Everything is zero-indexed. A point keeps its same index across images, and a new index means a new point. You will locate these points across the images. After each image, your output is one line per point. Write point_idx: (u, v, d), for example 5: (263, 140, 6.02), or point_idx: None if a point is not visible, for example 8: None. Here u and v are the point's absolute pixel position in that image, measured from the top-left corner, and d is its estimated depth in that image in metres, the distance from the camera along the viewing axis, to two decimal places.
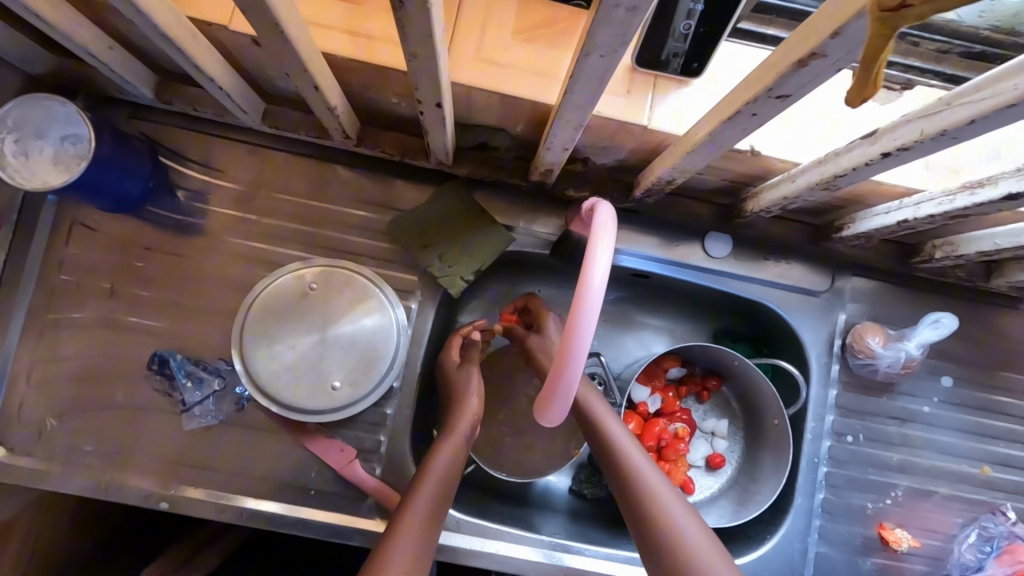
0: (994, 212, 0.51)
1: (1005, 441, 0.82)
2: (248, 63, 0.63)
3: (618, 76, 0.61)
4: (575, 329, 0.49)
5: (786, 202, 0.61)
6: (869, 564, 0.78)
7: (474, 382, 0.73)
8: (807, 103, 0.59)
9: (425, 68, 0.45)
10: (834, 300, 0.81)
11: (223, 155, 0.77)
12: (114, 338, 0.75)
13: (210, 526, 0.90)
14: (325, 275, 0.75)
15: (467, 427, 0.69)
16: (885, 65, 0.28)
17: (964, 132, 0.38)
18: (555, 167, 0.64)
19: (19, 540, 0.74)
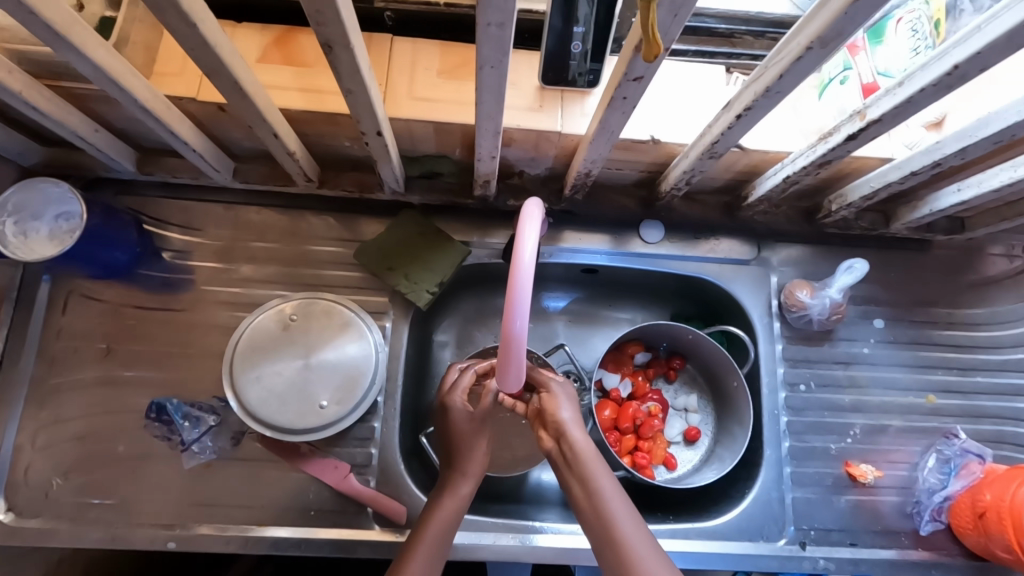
0: (847, 153, 0.61)
1: (942, 369, 0.90)
2: (216, 128, 0.74)
3: (531, 95, 0.72)
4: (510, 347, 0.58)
5: (688, 175, 0.71)
6: (843, 501, 0.84)
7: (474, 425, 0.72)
8: (687, 95, 0.71)
9: (362, 103, 0.55)
10: (764, 265, 0.91)
11: (201, 215, 0.86)
12: (114, 393, 0.80)
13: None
14: (304, 307, 0.82)
15: (472, 482, 0.70)
16: (654, 26, 0.37)
17: (782, 85, 0.48)
18: (491, 178, 0.74)
19: None
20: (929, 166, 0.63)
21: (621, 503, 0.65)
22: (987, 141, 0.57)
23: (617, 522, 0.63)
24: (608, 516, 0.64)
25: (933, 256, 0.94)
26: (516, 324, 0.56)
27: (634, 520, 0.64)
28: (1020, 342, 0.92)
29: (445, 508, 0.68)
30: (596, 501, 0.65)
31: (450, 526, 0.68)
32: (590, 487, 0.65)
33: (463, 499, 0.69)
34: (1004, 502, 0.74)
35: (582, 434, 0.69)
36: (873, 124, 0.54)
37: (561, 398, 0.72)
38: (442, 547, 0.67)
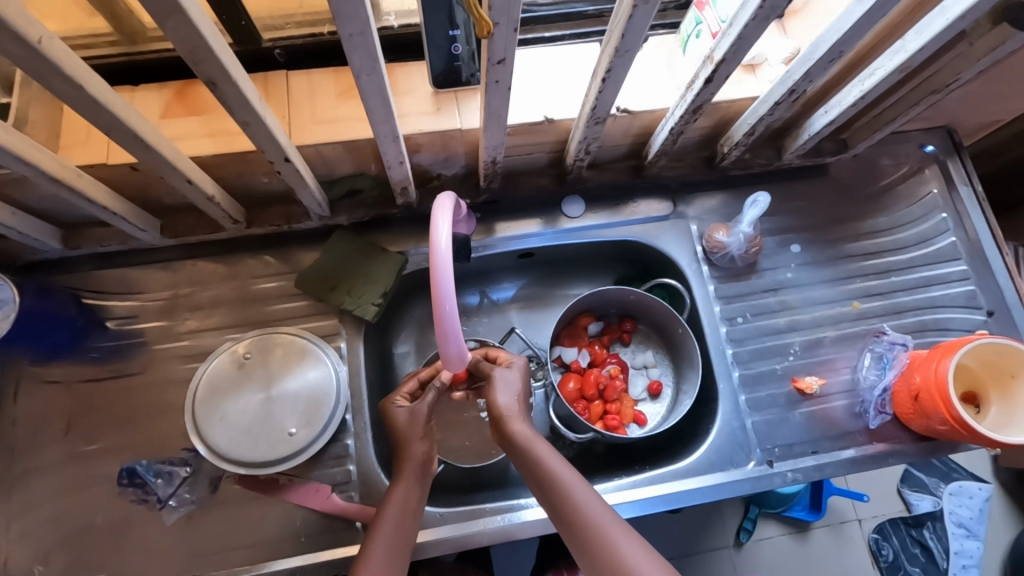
0: (712, 96, 0.67)
1: (860, 277, 0.98)
2: (134, 188, 0.76)
3: (427, 100, 0.77)
4: (451, 359, 0.65)
5: (585, 144, 0.76)
6: (799, 415, 0.90)
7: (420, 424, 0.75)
8: (568, 73, 0.77)
9: (261, 132, 0.59)
10: (683, 218, 0.97)
11: (137, 278, 0.88)
12: (82, 469, 0.80)
13: None
14: (256, 344, 0.84)
15: (418, 468, 0.72)
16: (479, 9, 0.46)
17: (629, 44, 0.54)
18: (408, 182, 0.78)
19: None
20: (786, 94, 0.71)
21: (569, 471, 0.68)
22: (823, 60, 0.64)
23: (571, 493, 0.65)
24: (559, 486, 0.66)
25: (832, 178, 1.02)
26: (448, 331, 0.62)
27: (583, 485, 0.66)
28: (923, 239, 1.00)
29: (399, 497, 0.69)
30: (544, 475, 0.67)
31: (409, 515, 0.69)
32: (535, 462, 0.68)
33: (417, 484, 0.71)
34: (932, 381, 0.80)
35: (523, 417, 0.73)
36: (720, 63, 0.61)
37: (504, 385, 0.75)
38: (403, 537, 0.67)
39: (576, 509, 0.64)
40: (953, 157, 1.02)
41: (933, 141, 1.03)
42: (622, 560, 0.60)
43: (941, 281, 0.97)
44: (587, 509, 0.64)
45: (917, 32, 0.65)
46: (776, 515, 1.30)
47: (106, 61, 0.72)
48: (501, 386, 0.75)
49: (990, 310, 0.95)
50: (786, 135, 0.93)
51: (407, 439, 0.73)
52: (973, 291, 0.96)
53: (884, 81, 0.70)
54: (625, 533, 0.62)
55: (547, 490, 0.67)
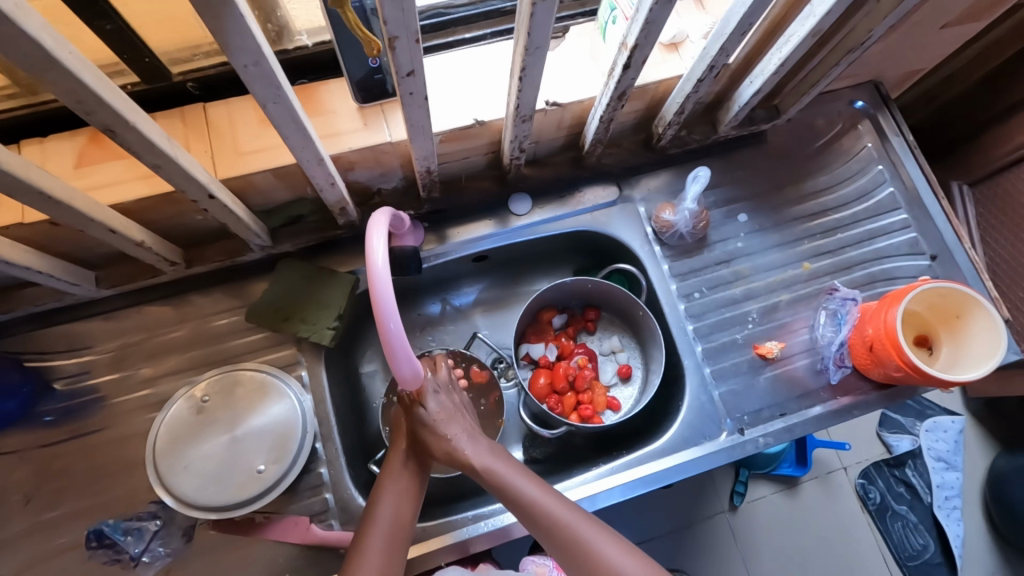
0: (633, 81, 0.68)
1: (808, 238, 1.00)
2: (60, 243, 0.73)
3: (353, 116, 0.76)
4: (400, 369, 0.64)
5: (517, 142, 0.76)
6: (763, 380, 0.91)
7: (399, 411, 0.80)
8: (493, 73, 0.76)
9: (176, 172, 0.57)
10: (630, 201, 0.98)
11: (80, 333, 0.85)
12: (48, 538, 0.78)
13: None
14: (213, 384, 0.82)
15: (403, 459, 0.74)
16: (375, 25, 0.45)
17: (537, 41, 0.54)
18: (345, 202, 0.77)
19: None
20: (707, 70, 0.71)
21: (535, 484, 0.69)
22: (735, 34, 0.65)
23: (544, 505, 0.67)
24: (524, 501, 0.68)
25: (769, 145, 1.04)
26: (393, 346, 0.61)
27: (548, 490, 0.69)
28: (862, 193, 1.03)
29: (390, 496, 0.70)
30: (507, 488, 0.69)
31: (407, 502, 0.70)
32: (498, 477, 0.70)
33: (404, 473, 0.73)
34: (881, 330, 0.83)
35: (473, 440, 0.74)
36: (634, 49, 0.61)
37: (442, 406, 0.76)
38: (399, 534, 0.68)
39: (545, 518, 0.66)
40: (882, 110, 1.04)
41: (862, 96, 1.05)
42: (600, 558, 0.64)
43: (884, 232, 1.00)
44: (557, 513, 0.66)
45: None
46: (766, 475, 1.33)
47: (8, 116, 0.69)
48: (437, 407, 0.75)
49: (933, 254, 0.98)
50: (718, 108, 0.94)
51: (399, 427, 0.78)
52: (915, 238, 0.99)
53: (799, 47, 0.71)
54: (601, 534, 0.66)
55: (519, 501, 0.68)
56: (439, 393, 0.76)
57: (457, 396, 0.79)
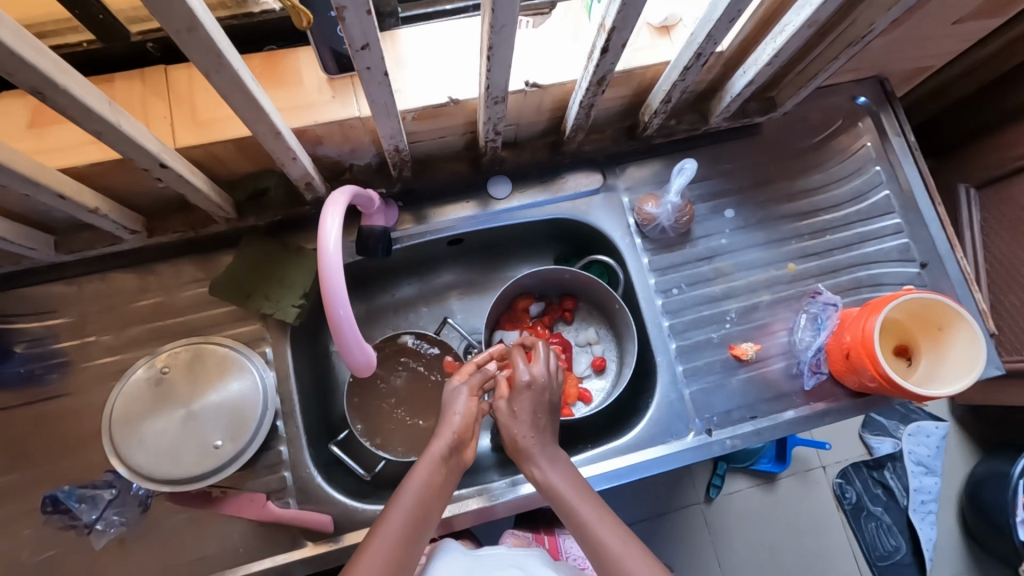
0: (613, 66, 0.64)
1: (795, 238, 0.97)
2: (12, 206, 0.71)
3: (321, 87, 0.72)
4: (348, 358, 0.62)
5: (492, 125, 0.73)
6: (737, 381, 0.90)
7: (462, 401, 0.71)
8: (470, 48, 0.72)
9: (120, 139, 0.55)
10: (614, 190, 0.94)
11: (42, 298, 0.83)
12: (5, 501, 0.78)
13: None
14: (174, 357, 0.81)
15: (444, 451, 0.68)
16: None
17: (502, 18, 0.51)
18: (311, 177, 0.74)
19: None
20: (694, 57, 0.67)
21: (586, 499, 0.67)
22: (723, 21, 0.61)
23: (589, 523, 0.65)
24: (577, 519, 0.65)
25: (764, 139, 1.00)
26: (346, 332, 0.59)
27: (602, 510, 0.66)
28: (857, 194, 0.99)
29: (422, 482, 0.65)
30: (564, 499, 0.67)
31: (434, 493, 0.65)
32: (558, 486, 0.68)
33: (440, 466, 0.67)
34: (859, 337, 0.81)
35: (541, 439, 0.71)
36: (612, 32, 0.58)
37: (528, 400, 0.71)
38: (419, 523, 0.63)
39: (596, 540, 0.64)
40: (886, 109, 1.00)
41: (866, 92, 1.00)
42: None
43: (875, 236, 0.97)
44: (608, 539, 0.64)
45: None
46: (744, 469, 1.33)
47: None
48: (527, 399, 0.71)
49: (923, 262, 0.95)
50: (711, 98, 0.90)
51: (448, 417, 0.70)
52: (907, 243, 0.96)
53: (793, 38, 0.67)
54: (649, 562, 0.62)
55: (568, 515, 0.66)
56: (532, 388, 0.72)
57: (545, 393, 0.72)
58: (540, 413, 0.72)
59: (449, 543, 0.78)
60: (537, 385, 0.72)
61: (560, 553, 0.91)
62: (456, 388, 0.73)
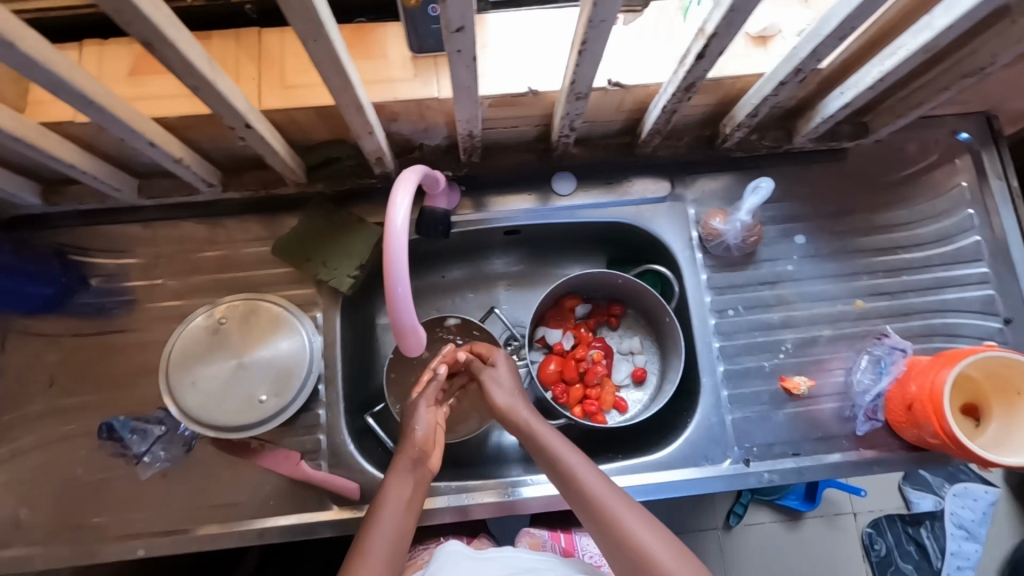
0: (705, 73, 0.62)
1: (867, 274, 0.92)
2: (106, 148, 0.75)
3: (404, 65, 0.72)
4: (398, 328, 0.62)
5: (569, 120, 0.72)
6: (783, 415, 0.86)
7: (422, 416, 0.76)
8: (557, 39, 0.71)
9: (213, 96, 0.56)
10: (680, 201, 0.92)
11: (120, 237, 0.88)
12: (66, 421, 0.83)
13: None
14: (232, 309, 0.84)
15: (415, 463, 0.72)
16: None
17: (601, 14, 0.49)
18: (382, 153, 0.75)
19: None
20: (792, 73, 0.64)
21: (571, 450, 0.70)
22: (832, 37, 0.58)
23: (573, 469, 0.68)
24: (562, 466, 0.69)
25: (848, 165, 0.95)
26: (401, 312, 0.60)
27: (585, 460, 0.69)
28: (943, 236, 0.92)
29: (396, 495, 0.68)
30: (574, 486, 0.67)
31: (408, 508, 0.68)
32: (568, 475, 0.68)
33: (410, 479, 0.70)
34: (926, 389, 0.76)
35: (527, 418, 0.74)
36: (712, 38, 0.55)
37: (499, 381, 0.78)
38: (400, 539, 0.65)
39: (579, 485, 0.67)
40: (989, 147, 0.93)
41: (969, 127, 0.94)
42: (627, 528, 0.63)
43: (957, 283, 0.91)
44: (609, 501, 0.65)
45: (946, 8, 0.57)
46: (769, 502, 1.28)
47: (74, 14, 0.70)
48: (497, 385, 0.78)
49: (1007, 318, 0.89)
50: (799, 116, 0.86)
51: (411, 433, 0.74)
52: (991, 296, 0.89)
53: (905, 63, 0.63)
54: (631, 507, 0.64)
55: (552, 465, 0.70)
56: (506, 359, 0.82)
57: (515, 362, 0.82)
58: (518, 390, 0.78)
59: (448, 545, 0.76)
60: (504, 370, 0.80)
61: (575, 551, 0.89)
62: (410, 403, 0.78)
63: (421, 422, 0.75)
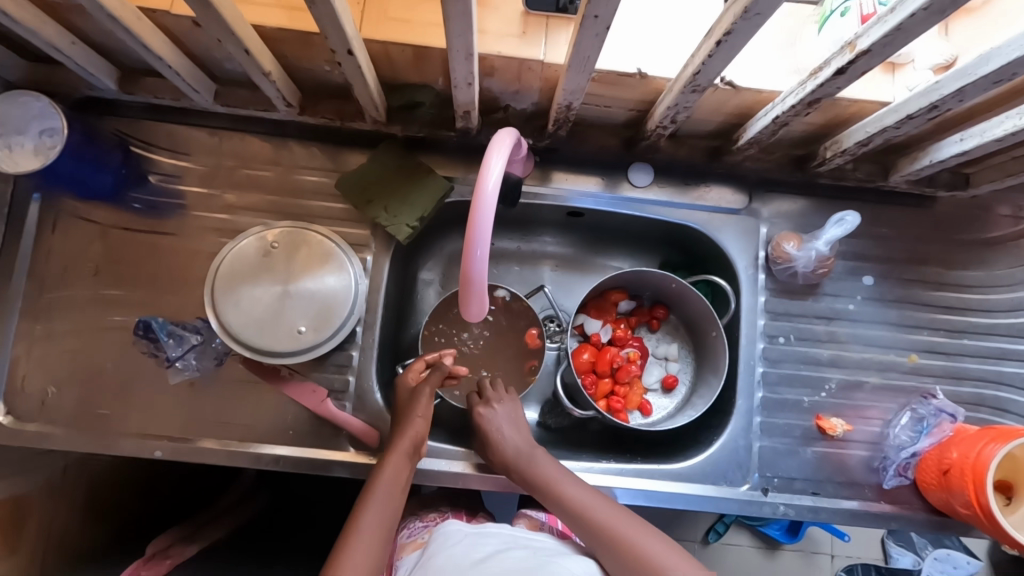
0: (836, 91, 0.58)
1: (928, 329, 0.89)
2: (194, 46, 0.72)
3: (513, 19, 0.69)
4: (467, 300, 0.62)
5: (672, 111, 0.68)
6: (811, 453, 0.84)
7: (422, 400, 0.73)
8: (679, 24, 0.67)
9: (327, 14, 0.53)
10: (754, 217, 0.88)
11: (187, 138, 0.86)
12: (104, 312, 0.83)
13: (219, 502, 0.96)
14: (286, 235, 0.82)
15: (409, 446, 0.70)
16: None
17: (761, 7, 0.45)
18: (472, 107, 0.73)
19: (36, 514, 0.79)
20: (925, 109, 0.60)
21: (573, 482, 0.71)
22: (986, 80, 0.54)
23: (575, 499, 0.69)
24: (565, 498, 0.70)
25: (934, 214, 0.91)
26: (475, 281, 0.60)
27: (584, 487, 0.71)
28: (1014, 307, 0.89)
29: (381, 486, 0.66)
30: (582, 516, 0.68)
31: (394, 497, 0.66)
32: (575, 509, 0.69)
33: (404, 462, 0.69)
34: (969, 460, 0.73)
35: (531, 452, 0.74)
36: (862, 55, 0.51)
37: (498, 423, 0.76)
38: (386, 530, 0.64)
39: (587, 516, 0.68)
40: None
41: None
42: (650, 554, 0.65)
43: (1017, 357, 0.88)
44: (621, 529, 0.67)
45: None
46: (750, 527, 1.28)
47: None
48: (501, 429, 0.75)
49: None
50: (902, 154, 0.82)
51: (409, 419, 0.72)
52: None
53: None
54: (646, 531, 0.67)
55: (555, 501, 0.70)
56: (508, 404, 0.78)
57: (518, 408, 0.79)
58: (511, 422, 0.77)
59: (448, 525, 0.73)
60: (506, 414, 0.77)
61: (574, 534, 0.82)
62: (406, 382, 0.75)
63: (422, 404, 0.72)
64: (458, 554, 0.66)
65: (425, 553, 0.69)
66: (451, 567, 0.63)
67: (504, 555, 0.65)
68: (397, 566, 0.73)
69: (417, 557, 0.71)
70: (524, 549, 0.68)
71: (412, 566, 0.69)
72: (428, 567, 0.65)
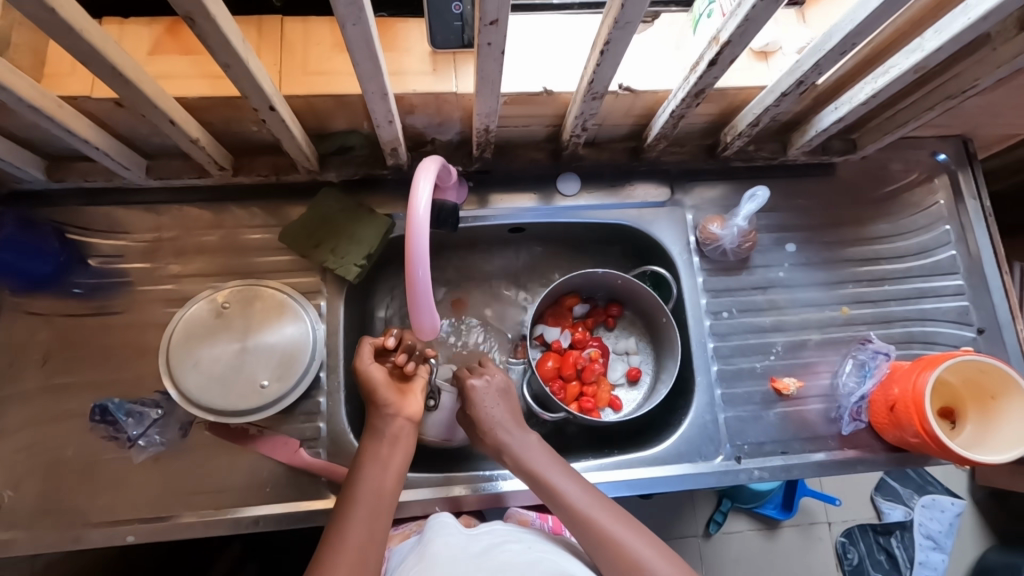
0: (715, 80, 0.65)
1: (853, 282, 0.96)
2: (120, 125, 0.75)
3: (423, 59, 0.74)
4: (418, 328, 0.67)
5: (581, 119, 0.74)
6: (773, 414, 0.89)
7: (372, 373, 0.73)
8: (572, 44, 0.74)
9: (243, 74, 0.57)
10: (679, 206, 0.95)
11: (124, 216, 0.87)
12: (56, 401, 0.81)
13: None
14: (237, 293, 0.84)
15: (390, 428, 0.71)
16: None
17: (627, 16, 0.52)
18: (398, 143, 0.77)
19: None
20: (795, 85, 0.68)
21: (567, 478, 0.72)
22: (834, 52, 0.62)
23: (565, 495, 0.70)
24: (555, 490, 0.70)
25: (837, 179, 1.00)
26: (425, 321, 0.66)
27: (577, 481, 0.72)
28: (923, 249, 0.98)
29: (368, 473, 0.67)
30: (573, 512, 0.68)
31: (383, 479, 0.67)
32: (563, 502, 0.69)
33: (388, 442, 0.70)
34: (909, 393, 0.79)
35: (518, 438, 0.75)
36: (726, 45, 0.58)
37: (487, 397, 0.78)
38: (376, 514, 0.64)
39: (576, 511, 0.68)
40: (965, 169, 0.99)
41: (947, 150, 1.00)
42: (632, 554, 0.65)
43: (935, 294, 0.96)
44: (607, 525, 0.67)
45: (937, 31, 0.62)
46: (746, 510, 1.30)
47: None
48: (487, 402, 0.78)
49: (980, 328, 0.94)
50: (794, 129, 0.91)
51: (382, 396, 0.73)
52: (966, 307, 0.95)
53: (897, 81, 0.67)
54: (628, 527, 0.67)
55: (547, 494, 0.71)
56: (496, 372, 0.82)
57: (501, 382, 0.81)
58: (500, 399, 0.79)
59: (442, 515, 0.73)
60: (497, 386, 0.80)
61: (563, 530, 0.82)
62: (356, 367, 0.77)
63: (384, 387, 0.73)
64: (455, 545, 0.66)
65: (421, 540, 0.69)
66: (448, 557, 0.64)
67: (500, 550, 0.65)
68: (388, 555, 0.74)
69: (413, 541, 0.72)
70: (519, 542, 0.68)
71: (409, 547, 0.70)
72: (426, 552, 0.66)
